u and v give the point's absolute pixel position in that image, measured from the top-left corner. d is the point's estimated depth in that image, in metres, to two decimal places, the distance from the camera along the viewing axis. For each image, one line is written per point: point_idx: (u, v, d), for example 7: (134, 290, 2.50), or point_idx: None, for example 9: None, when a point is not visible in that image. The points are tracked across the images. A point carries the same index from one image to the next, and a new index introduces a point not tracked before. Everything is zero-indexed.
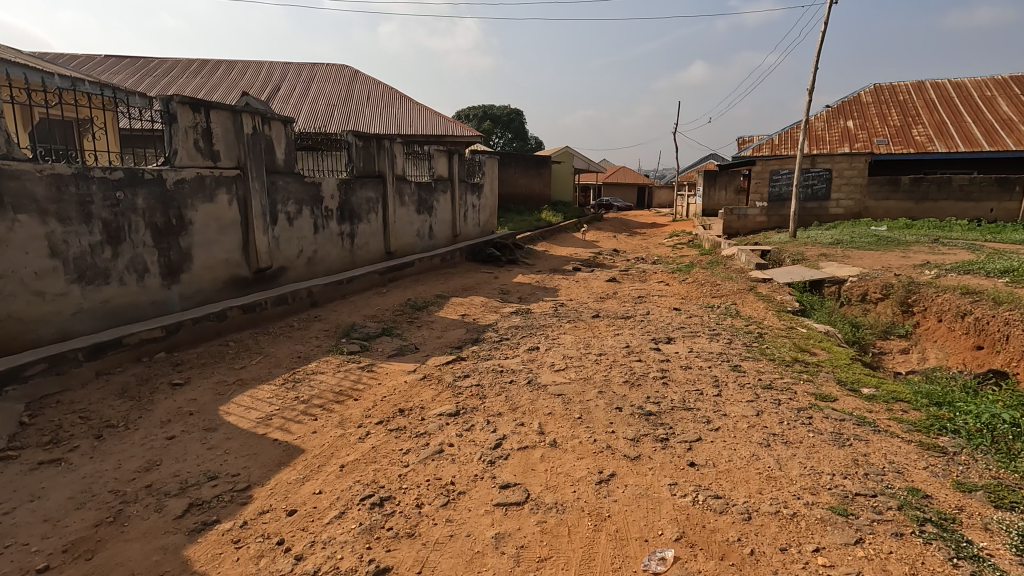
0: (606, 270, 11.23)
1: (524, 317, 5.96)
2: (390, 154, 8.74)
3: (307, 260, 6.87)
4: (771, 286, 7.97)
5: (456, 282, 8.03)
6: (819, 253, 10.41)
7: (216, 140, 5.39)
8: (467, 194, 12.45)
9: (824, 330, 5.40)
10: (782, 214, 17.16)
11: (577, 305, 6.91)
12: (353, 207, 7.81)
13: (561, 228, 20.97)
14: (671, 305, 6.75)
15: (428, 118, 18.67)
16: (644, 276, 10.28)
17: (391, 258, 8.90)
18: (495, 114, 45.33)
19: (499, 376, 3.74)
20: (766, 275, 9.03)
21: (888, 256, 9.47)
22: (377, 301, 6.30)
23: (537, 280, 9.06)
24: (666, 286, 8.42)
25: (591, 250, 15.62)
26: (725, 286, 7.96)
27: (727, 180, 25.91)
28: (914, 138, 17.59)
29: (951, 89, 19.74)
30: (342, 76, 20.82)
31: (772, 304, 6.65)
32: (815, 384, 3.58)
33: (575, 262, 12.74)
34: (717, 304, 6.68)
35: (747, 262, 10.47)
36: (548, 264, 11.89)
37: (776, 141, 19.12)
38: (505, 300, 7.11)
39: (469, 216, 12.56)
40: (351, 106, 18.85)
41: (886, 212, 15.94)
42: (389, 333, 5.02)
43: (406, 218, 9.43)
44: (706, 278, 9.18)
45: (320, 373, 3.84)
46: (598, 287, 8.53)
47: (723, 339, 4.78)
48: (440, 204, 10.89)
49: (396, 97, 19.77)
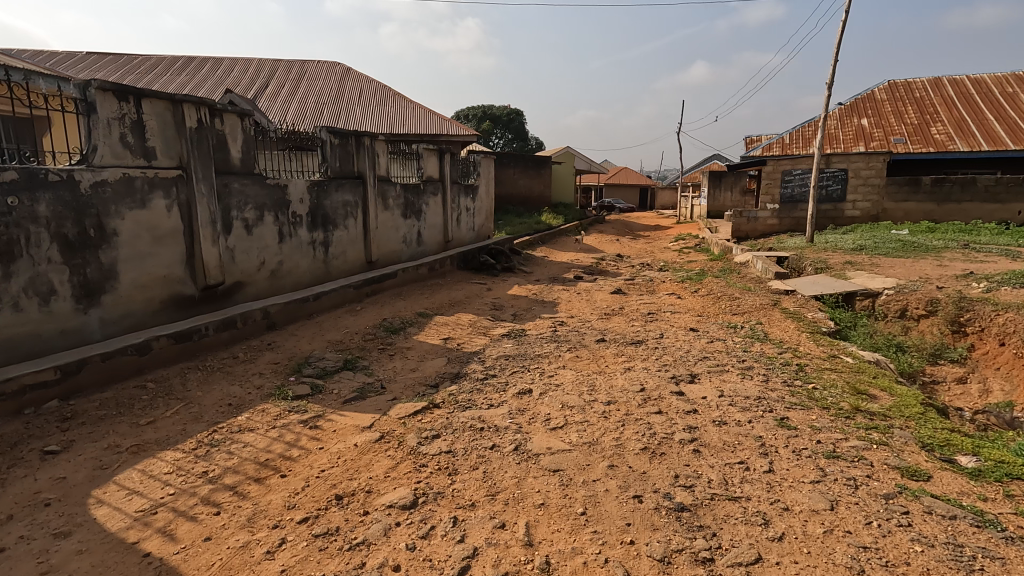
0: (610, 279, 10.38)
1: (517, 342, 5.10)
2: (371, 153, 7.90)
3: (271, 273, 6.01)
4: (796, 300, 7.13)
5: (443, 296, 7.17)
6: (844, 261, 9.54)
7: (150, 134, 4.54)
8: (460, 196, 11.58)
9: (873, 360, 4.54)
10: (794, 216, 16.30)
11: (579, 324, 6.06)
12: (327, 212, 6.97)
13: (562, 231, 20.12)
14: (687, 324, 5.91)
15: (422, 116, 17.83)
16: (652, 286, 9.43)
17: (373, 267, 8.06)
18: (495, 115, 44.51)
19: (477, 437, 2.88)
20: (788, 285, 8.17)
21: (921, 264, 8.62)
22: (347, 323, 5.42)
23: (535, 292, 8.20)
24: (677, 299, 7.58)
25: (593, 256, 14.76)
26: (745, 300, 7.11)
27: (734, 181, 25.07)
28: (933, 137, 16.70)
29: (970, 85, 18.82)
30: (333, 73, 19.99)
31: (802, 323, 5.79)
32: (894, 453, 2.69)
33: (577, 269, 11.87)
34: (740, 324, 5.82)
35: (765, 269, 9.61)
36: (547, 272, 11.04)
37: (787, 140, 18.24)
38: (497, 318, 6.25)
39: (462, 221, 11.72)
40: (341, 104, 18.02)
41: (906, 214, 15.07)
42: (352, 368, 4.15)
43: (390, 223, 8.57)
44: (722, 290, 8.33)
45: (248, 432, 2.98)
46: (603, 300, 7.69)
47: (757, 375, 3.92)
48: (429, 207, 10.05)
49: (389, 95, 18.94)
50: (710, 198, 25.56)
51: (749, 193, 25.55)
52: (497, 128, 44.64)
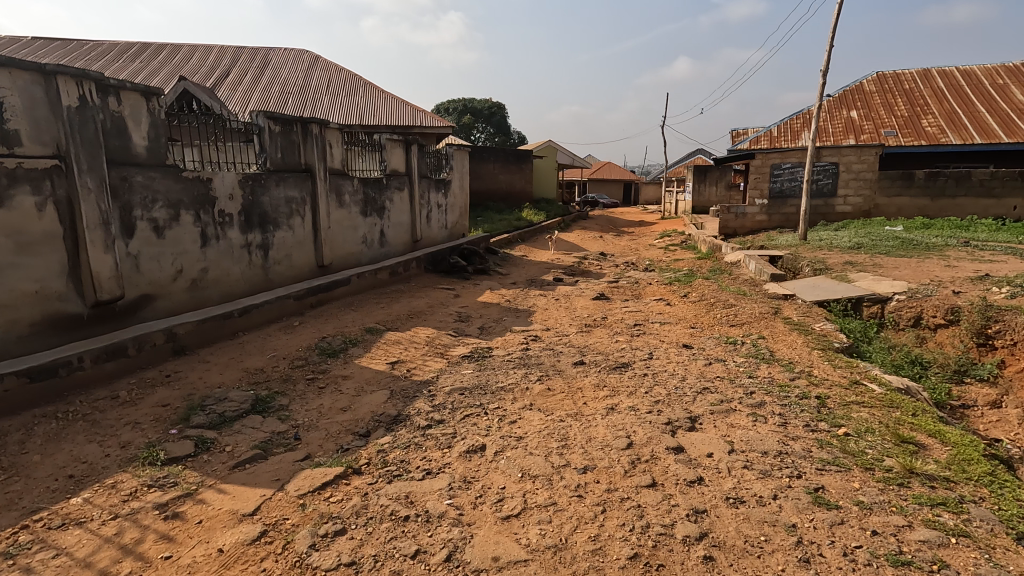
0: (593, 281, 9.59)
1: (478, 368, 4.24)
2: (322, 143, 6.99)
3: (191, 282, 5.10)
4: (800, 307, 6.37)
5: (402, 306, 6.28)
6: (843, 260, 8.87)
7: (9, 114, 3.59)
8: (430, 192, 10.69)
9: (902, 388, 3.80)
10: (783, 212, 15.69)
11: (556, 340, 5.23)
12: (266, 210, 6.06)
13: (544, 228, 19.32)
14: (679, 340, 5.12)
15: (395, 107, 16.84)
16: (637, 289, 8.65)
17: (325, 271, 7.16)
18: (476, 108, 43.53)
19: (397, 535, 2.02)
20: (787, 289, 7.46)
21: (928, 264, 7.96)
22: (276, 345, 4.52)
23: (507, 299, 7.36)
24: (664, 306, 6.79)
25: (575, 254, 13.99)
26: (742, 307, 6.35)
27: (719, 175, 24.49)
28: (924, 130, 16.17)
29: (960, 77, 18.37)
30: (300, 61, 18.87)
31: (811, 337, 5.03)
32: (989, 556, 1.90)
33: (557, 270, 11.07)
34: (740, 339, 5.03)
35: (758, 270, 8.88)
36: (524, 274, 10.22)
37: (775, 133, 17.61)
38: (459, 333, 5.39)
39: (433, 218, 10.84)
40: (308, 93, 16.95)
41: (899, 210, 14.52)
42: (261, 412, 3.26)
43: (346, 222, 7.66)
44: (714, 294, 7.58)
45: (73, 528, 2.10)
46: (584, 307, 6.88)
47: (772, 415, 3.12)
48: (394, 204, 9.15)
49: (360, 84, 17.92)
50: (695, 193, 24.96)
51: (734, 188, 24.99)
52: (479, 122, 43.66)
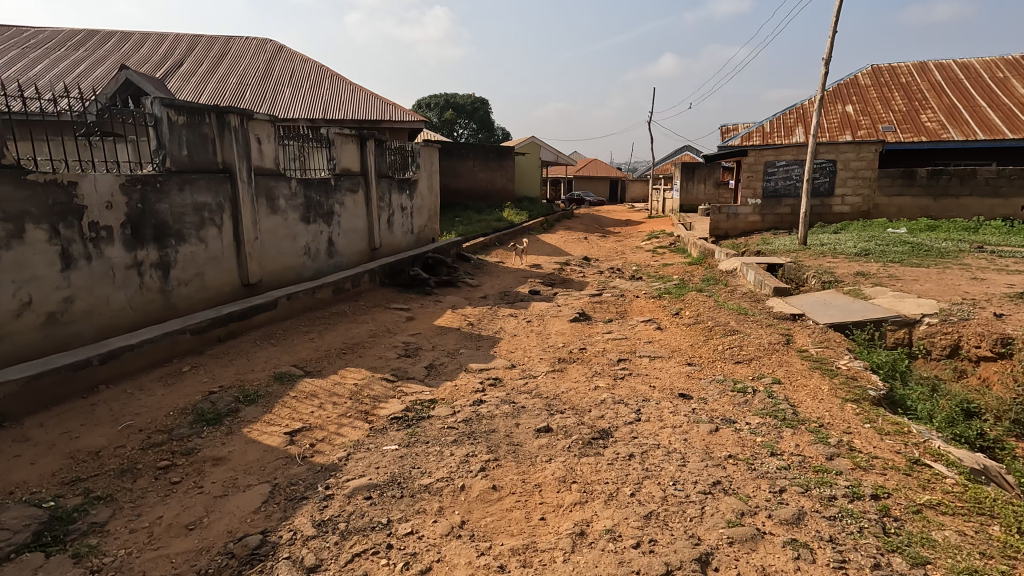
0: (573, 294, 8.56)
1: (407, 440, 3.14)
2: (245, 137, 5.83)
3: (46, 318, 3.94)
4: (815, 333, 5.36)
5: (337, 337, 5.15)
6: (853, 268, 7.92)
7: None
8: (392, 193, 9.55)
9: (978, 468, 2.82)
10: (777, 213, 14.80)
11: (519, 387, 4.15)
12: (165, 219, 4.89)
13: (525, 229, 18.28)
14: (675, 385, 4.08)
15: (362, 100, 15.62)
16: (623, 305, 7.64)
17: (252, 289, 6.01)
18: (458, 103, 42.32)
19: None
20: (795, 306, 6.51)
21: (950, 276, 7.03)
22: (140, 408, 3.37)
23: (470, 321, 6.26)
24: (653, 331, 5.76)
25: (557, 259, 12.97)
26: (746, 332, 5.34)
27: (707, 173, 23.65)
28: (924, 126, 15.34)
29: (958, 69, 17.58)
30: (262, 51, 17.56)
31: (838, 380, 4.02)
32: None
33: (535, 280, 10.03)
34: (750, 386, 3.98)
35: (759, 281, 7.88)
36: (497, 286, 9.16)
37: (767, 129, 16.70)
38: (398, 378, 4.28)
39: (396, 222, 9.71)
40: (269, 84, 15.69)
41: (899, 210, 13.69)
42: (46, 546, 2.15)
43: (281, 231, 6.51)
44: (712, 313, 6.55)
45: None
46: (559, 333, 5.80)
47: (822, 547, 2.07)
48: (347, 207, 8.01)
49: (326, 75, 16.66)
50: (683, 191, 24.11)
51: (723, 186, 24.16)
52: (461, 117, 42.46)
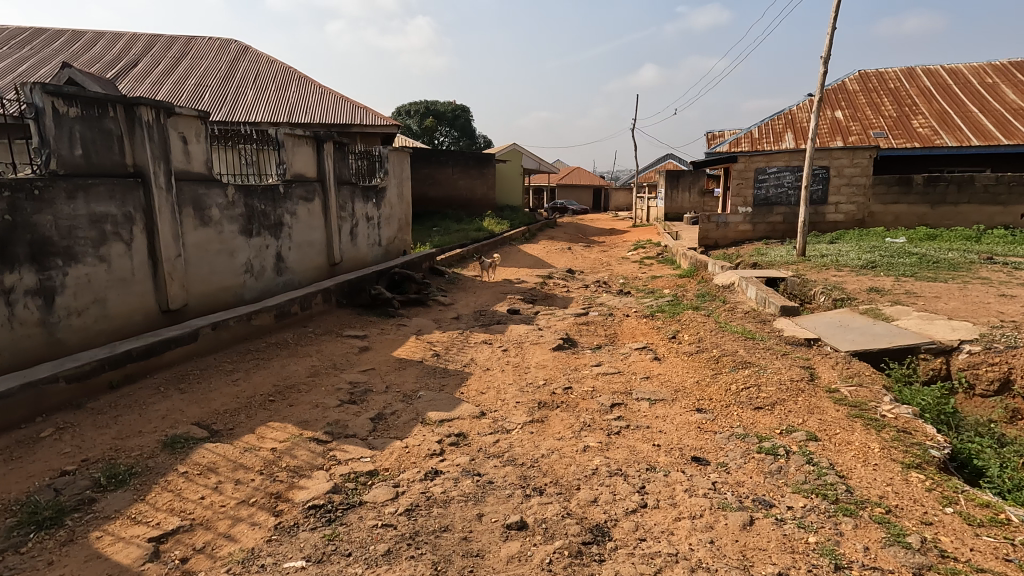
0: (557, 313, 7.71)
1: (320, 552, 2.19)
2: (163, 134, 4.87)
3: None
4: (840, 365, 4.55)
5: (268, 378, 4.20)
6: (863, 282, 7.20)
7: None
8: (356, 202, 8.63)
9: None
10: (769, 221, 14.17)
11: (488, 448, 3.25)
12: (46, 234, 3.93)
13: (506, 240, 17.44)
14: (685, 444, 3.22)
15: (332, 103, 14.68)
16: (613, 327, 6.81)
17: (174, 316, 5.02)
18: (439, 111, 41.53)
19: None
20: (808, 329, 5.73)
21: (975, 292, 6.32)
22: None
23: (436, 351, 5.34)
24: (650, 362, 4.92)
25: (539, 272, 12.13)
26: (760, 364, 4.52)
27: (693, 180, 23.12)
28: (916, 131, 14.88)
29: (946, 75, 17.25)
30: (226, 52, 16.54)
31: (888, 434, 3.20)
32: None
33: (515, 296, 9.16)
34: (781, 444, 3.13)
35: (761, 299, 7.10)
36: (473, 305, 8.28)
37: (756, 135, 16.12)
38: (333, 437, 3.34)
39: (360, 234, 8.78)
40: (231, 87, 14.70)
41: (895, 218, 13.16)
42: None
43: (213, 246, 5.54)
44: (715, 337, 5.74)
45: None
46: (540, 366, 4.92)
47: None
48: (299, 218, 7.07)
49: (293, 77, 15.69)
50: (668, 199, 23.54)
51: (709, 195, 23.63)
52: (442, 125, 41.68)
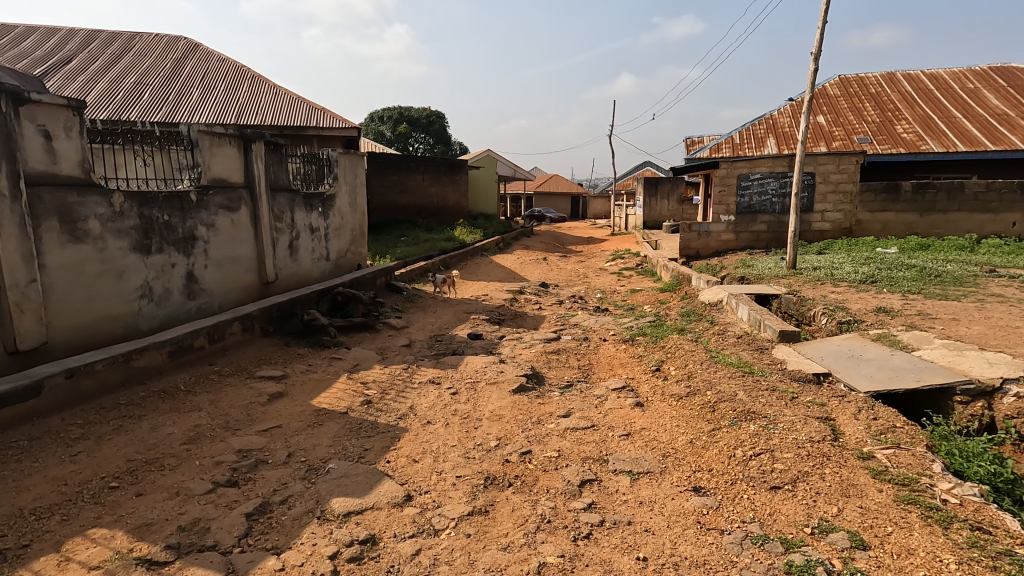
0: (525, 337, 6.77)
1: None
2: (7, 127, 3.80)
3: None
4: (863, 415, 3.69)
5: (125, 448, 3.14)
6: (866, 301, 6.41)
7: None
8: (296, 211, 7.57)
9: None
10: (752, 230, 13.48)
11: (401, 569, 2.26)
12: None
13: (478, 250, 16.51)
14: (683, 557, 2.28)
15: (286, 104, 13.59)
16: (588, 356, 5.89)
17: (26, 359, 3.93)
18: (413, 117, 40.53)
19: None
20: (813, 361, 4.88)
21: (997, 313, 5.56)
22: None
23: (368, 396, 4.32)
24: (631, 409, 3.99)
25: (511, 286, 11.20)
26: (767, 413, 3.62)
27: (671, 188, 22.55)
28: (901, 137, 14.37)
29: (927, 80, 16.89)
30: (173, 49, 15.34)
31: (960, 537, 2.30)
32: None
33: (480, 316, 8.20)
34: (817, 558, 2.20)
35: (755, 321, 6.25)
36: (431, 328, 7.28)
37: (737, 140, 15.47)
38: (179, 554, 2.31)
39: (302, 247, 7.73)
40: (176, 86, 13.49)
41: (884, 227, 12.58)
42: None
43: (89, 266, 4.45)
44: (706, 369, 4.85)
45: None
46: (495, 416, 3.95)
47: None
48: (219, 230, 6.00)
49: (246, 77, 14.56)
50: (647, 207, 22.89)
51: (688, 202, 23.06)
52: (416, 131, 40.65)
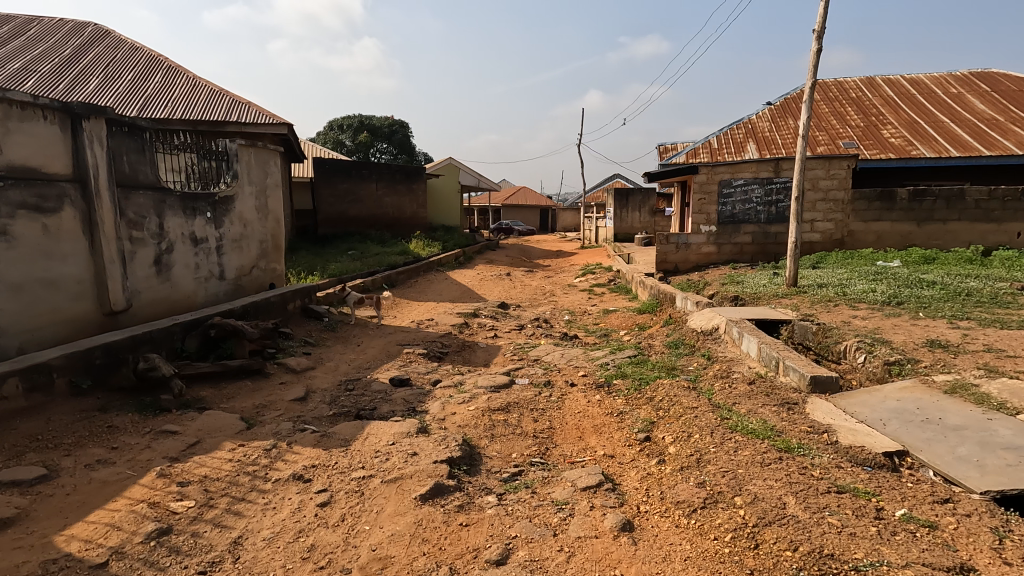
0: (468, 382, 5.10)
1: None
2: None
3: None
4: (1015, 555, 2.11)
5: None
6: (905, 329, 4.99)
7: None
8: (168, 215, 5.73)
9: None
10: (735, 242, 12.20)
11: None
12: None
13: (434, 266, 14.85)
14: None
15: (205, 97, 11.71)
16: (548, 412, 4.28)
17: None
18: (374, 126, 38.77)
19: None
20: (871, 426, 3.36)
21: None
22: None
23: (170, 520, 2.53)
24: (614, 542, 2.35)
25: (465, 307, 9.54)
26: (857, 561, 2.03)
27: (642, 199, 21.40)
28: (888, 142, 13.34)
29: (908, 85, 16.07)
30: (79, 35, 13.30)
31: None
32: None
33: (417, 349, 6.49)
34: None
35: (770, 360, 4.70)
36: (346, 370, 5.53)
37: (715, 145, 14.26)
38: None
39: (178, 262, 5.90)
40: (71, 74, 11.47)
41: (878, 239, 11.44)
42: None
43: None
44: (719, 445, 3.24)
45: None
46: (377, 564, 2.23)
47: None
48: (19, 238, 4.17)
49: (161, 67, 12.65)
50: (617, 219, 21.66)
51: (660, 214, 21.91)
52: (378, 140, 38.76)
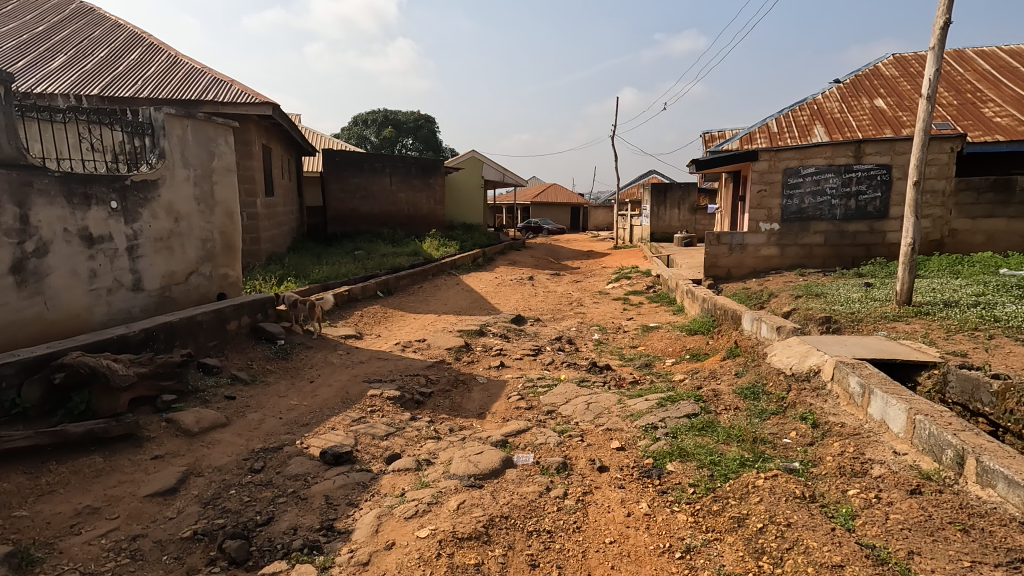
0: (439, 462, 3.29)
1: None
2: None
3: None
4: None
5: None
6: None
7: None
8: (39, 202, 4.13)
9: None
10: (803, 242, 10.07)
11: None
12: None
13: (447, 269, 13.17)
14: None
15: (182, 75, 10.25)
16: (558, 544, 2.44)
17: None
18: (399, 120, 37.47)
19: None
20: None
21: None
22: None
23: None
24: None
25: (471, 322, 7.75)
26: None
27: (682, 194, 19.27)
28: (993, 121, 10.95)
29: (1008, 57, 13.53)
30: (58, 11, 12.07)
31: None
32: None
33: (388, 390, 4.71)
34: None
35: (944, 450, 2.71)
36: (270, 429, 3.80)
37: (776, 128, 12.08)
38: None
39: (56, 268, 4.28)
40: (37, 51, 10.18)
41: (988, 239, 9.17)
42: None
43: None
44: None
45: None
46: None
47: None
48: None
49: (141, 44, 11.29)
50: (654, 216, 19.56)
51: (702, 211, 19.70)
52: (403, 136, 37.45)
